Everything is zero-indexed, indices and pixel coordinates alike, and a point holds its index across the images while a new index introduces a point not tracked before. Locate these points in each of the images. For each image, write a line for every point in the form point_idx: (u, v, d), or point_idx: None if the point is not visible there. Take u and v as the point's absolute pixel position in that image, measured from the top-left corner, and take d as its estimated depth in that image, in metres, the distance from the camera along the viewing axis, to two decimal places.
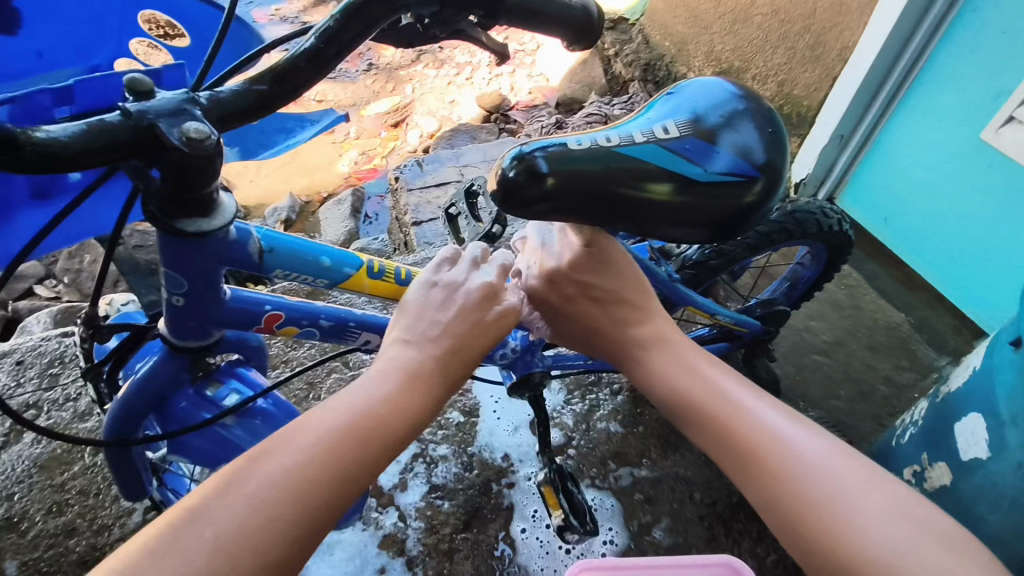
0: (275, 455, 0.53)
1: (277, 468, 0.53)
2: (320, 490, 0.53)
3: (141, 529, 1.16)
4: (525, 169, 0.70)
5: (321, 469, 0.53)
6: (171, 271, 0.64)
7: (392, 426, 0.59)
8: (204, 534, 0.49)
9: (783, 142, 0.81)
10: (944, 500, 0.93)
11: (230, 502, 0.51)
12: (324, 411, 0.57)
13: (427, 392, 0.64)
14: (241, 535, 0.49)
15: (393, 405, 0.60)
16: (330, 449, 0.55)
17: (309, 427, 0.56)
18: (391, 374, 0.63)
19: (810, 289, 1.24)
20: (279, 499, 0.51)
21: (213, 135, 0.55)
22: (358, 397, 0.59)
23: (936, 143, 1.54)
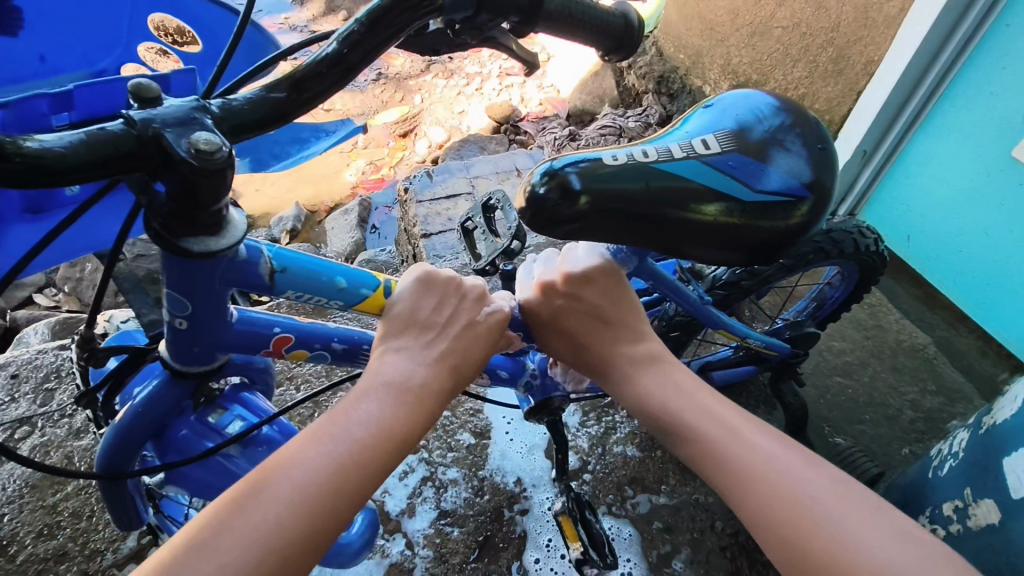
0: (262, 498, 0.52)
1: (264, 512, 0.51)
2: (308, 534, 0.52)
3: (134, 555, 1.10)
4: (558, 186, 0.65)
5: (308, 512, 0.52)
6: (174, 293, 0.59)
7: (379, 459, 0.58)
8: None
9: (831, 159, 0.76)
10: (992, 540, 0.87)
11: (214, 551, 0.49)
12: (308, 446, 0.55)
13: (414, 413, 0.62)
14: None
15: (379, 437, 0.58)
16: (316, 490, 0.53)
17: (294, 465, 0.54)
18: (378, 402, 0.61)
19: (838, 310, 1.19)
20: (267, 547, 0.50)
21: (225, 147, 0.50)
22: (343, 429, 0.57)
23: (963, 161, 1.50)
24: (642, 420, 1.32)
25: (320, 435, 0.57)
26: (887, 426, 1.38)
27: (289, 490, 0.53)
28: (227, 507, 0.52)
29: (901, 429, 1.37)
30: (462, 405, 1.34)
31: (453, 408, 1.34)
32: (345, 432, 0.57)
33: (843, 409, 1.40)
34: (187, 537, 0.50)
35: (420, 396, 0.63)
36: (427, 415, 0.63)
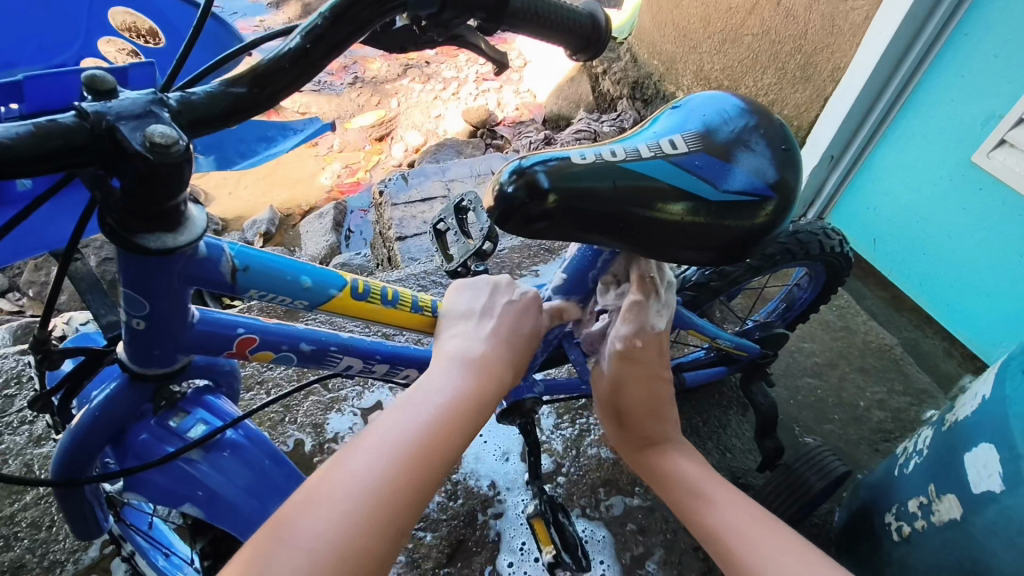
0: (320, 506, 0.52)
1: (328, 515, 0.51)
2: (373, 540, 0.51)
3: (96, 566, 1.07)
4: (526, 183, 0.66)
5: (373, 518, 0.52)
6: (131, 292, 0.58)
7: (434, 456, 0.57)
8: (300, 543, 0.50)
9: (796, 160, 0.77)
10: (955, 536, 0.89)
11: (316, 519, 0.51)
12: (361, 452, 0.55)
13: (457, 403, 0.61)
14: (335, 539, 0.50)
15: (432, 434, 0.58)
16: (376, 495, 0.53)
17: (349, 473, 0.54)
18: (426, 403, 0.60)
19: (806, 311, 1.21)
20: (332, 554, 0.50)
21: (181, 140, 0.49)
22: (394, 430, 0.57)
23: (928, 166, 1.53)
24: None
25: (374, 437, 0.56)
26: (855, 425, 1.40)
27: (348, 496, 0.52)
28: (288, 516, 0.52)
29: (868, 428, 1.40)
30: None
31: None
32: (413, 414, 0.59)
33: (812, 409, 1.42)
34: (253, 552, 0.50)
35: (480, 373, 0.65)
36: (476, 410, 0.62)
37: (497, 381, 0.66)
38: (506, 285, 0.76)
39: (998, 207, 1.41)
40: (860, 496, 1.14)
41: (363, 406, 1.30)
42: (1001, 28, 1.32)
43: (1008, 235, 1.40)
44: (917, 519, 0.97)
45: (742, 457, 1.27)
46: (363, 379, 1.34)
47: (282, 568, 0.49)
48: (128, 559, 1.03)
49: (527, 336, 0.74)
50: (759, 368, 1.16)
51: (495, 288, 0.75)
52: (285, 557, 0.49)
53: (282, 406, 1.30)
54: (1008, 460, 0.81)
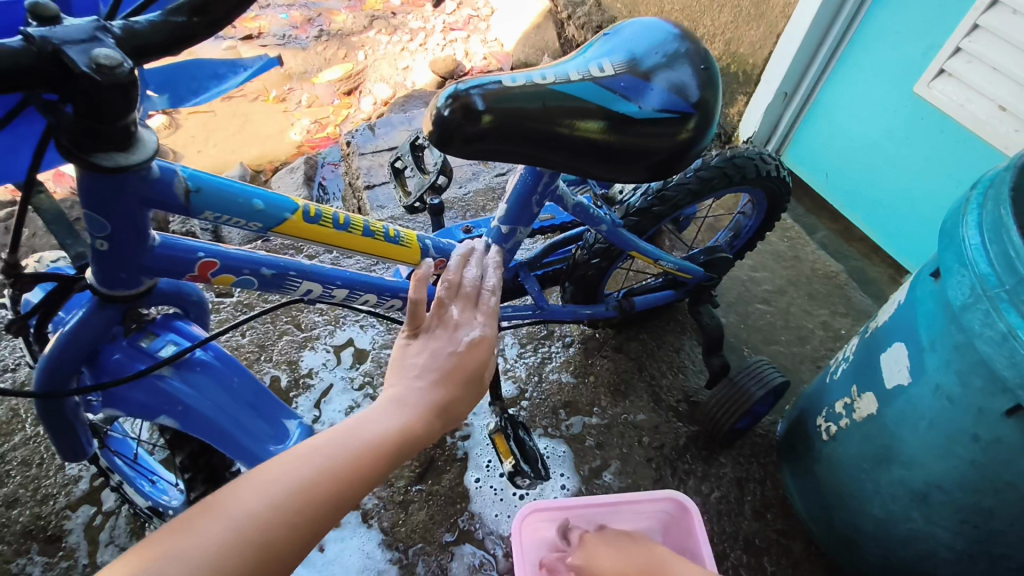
0: (252, 489, 0.53)
1: (258, 503, 0.52)
2: (292, 534, 0.52)
3: (87, 497, 1.14)
4: (461, 106, 0.71)
5: (295, 516, 0.53)
6: (90, 212, 0.62)
7: (366, 474, 0.58)
8: (223, 526, 0.51)
9: (715, 78, 0.82)
10: (872, 428, 0.98)
11: (241, 504, 0.52)
12: (305, 456, 0.56)
13: (406, 428, 0.62)
14: (252, 528, 0.51)
15: (372, 456, 0.59)
16: (303, 494, 0.54)
17: (288, 469, 0.55)
18: (379, 421, 0.61)
19: (752, 238, 1.29)
20: (245, 542, 0.51)
21: (126, 63, 0.53)
22: (340, 444, 0.58)
23: (873, 98, 1.59)
24: (576, 349, 1.40)
25: (322, 444, 0.57)
26: (800, 345, 1.49)
27: (280, 490, 0.53)
28: (224, 495, 0.53)
29: (813, 347, 1.49)
30: None
31: None
32: (363, 429, 0.60)
33: (761, 332, 1.51)
34: (183, 522, 0.51)
35: (434, 406, 0.66)
36: (412, 446, 0.63)
37: (457, 408, 0.69)
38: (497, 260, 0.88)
39: (936, 135, 1.47)
40: (797, 405, 1.23)
41: (335, 343, 1.36)
42: None
43: (945, 163, 1.47)
44: (842, 418, 1.06)
45: (693, 377, 1.36)
46: (333, 318, 1.40)
47: (209, 539, 0.50)
48: (116, 487, 1.10)
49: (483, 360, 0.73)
50: (705, 290, 1.23)
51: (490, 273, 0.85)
52: (210, 529, 0.50)
53: (256, 345, 1.35)
54: (915, 354, 0.90)
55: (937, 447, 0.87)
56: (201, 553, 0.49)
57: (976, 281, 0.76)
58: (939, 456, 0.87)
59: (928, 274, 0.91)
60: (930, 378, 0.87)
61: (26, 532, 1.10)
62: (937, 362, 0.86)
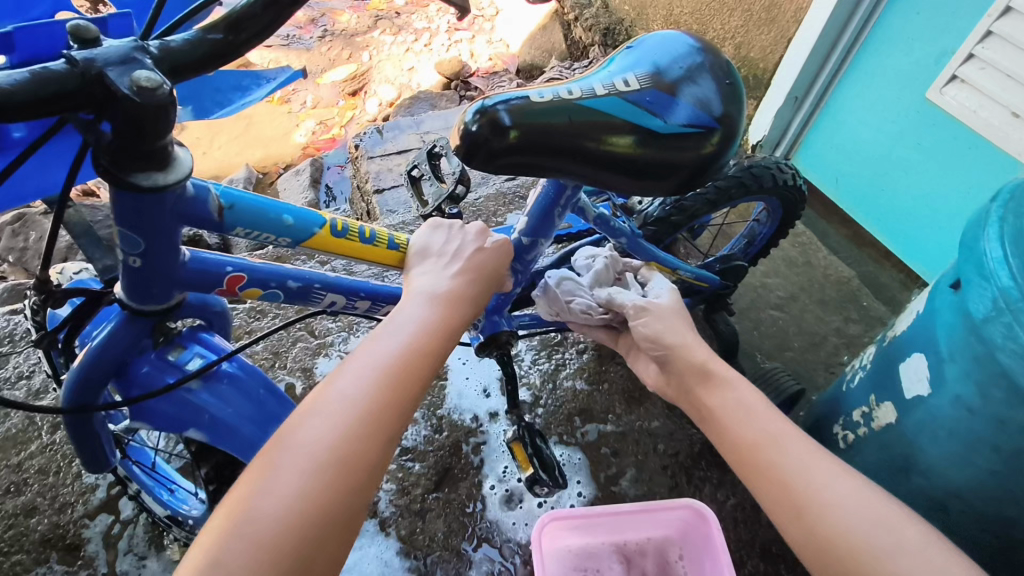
0: (314, 417, 0.57)
1: (322, 427, 0.57)
2: (366, 446, 0.57)
3: (105, 506, 1.14)
4: (489, 122, 0.71)
5: (361, 429, 0.57)
6: (125, 230, 0.62)
7: (409, 378, 0.62)
8: (298, 449, 0.56)
9: (739, 93, 0.82)
10: (890, 438, 0.98)
11: (310, 433, 0.57)
12: (349, 374, 0.60)
13: (426, 334, 0.66)
14: (331, 445, 0.56)
15: (412, 357, 0.63)
16: (364, 409, 0.58)
17: (339, 390, 0.59)
18: (399, 332, 0.65)
19: (766, 246, 1.29)
20: (324, 459, 0.56)
21: (165, 84, 0.53)
22: (378, 354, 0.62)
23: (884, 103, 1.59)
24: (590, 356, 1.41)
25: (360, 360, 0.61)
26: (812, 351, 1.50)
27: (339, 412, 0.58)
28: (289, 429, 0.57)
29: (825, 354, 1.50)
30: None
31: None
32: (394, 335, 0.65)
33: (774, 338, 1.52)
34: (261, 463, 0.56)
35: (452, 299, 0.73)
36: (445, 337, 0.68)
37: (460, 313, 0.73)
38: (478, 231, 0.84)
39: (948, 140, 1.47)
40: (812, 412, 1.24)
41: (349, 350, 1.36)
42: None
43: (956, 168, 1.48)
44: (859, 427, 1.07)
45: None
46: (347, 324, 1.40)
47: (291, 469, 0.55)
48: (135, 496, 1.10)
49: (494, 269, 0.82)
50: (721, 299, 1.24)
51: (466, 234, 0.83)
52: (287, 458, 0.55)
53: (271, 352, 1.36)
54: (935, 365, 0.89)
55: (957, 457, 0.87)
56: (290, 478, 0.54)
57: (997, 295, 0.76)
58: (960, 468, 0.88)
59: (947, 284, 0.91)
60: (948, 390, 0.86)
61: (45, 541, 1.10)
62: (957, 372, 0.85)
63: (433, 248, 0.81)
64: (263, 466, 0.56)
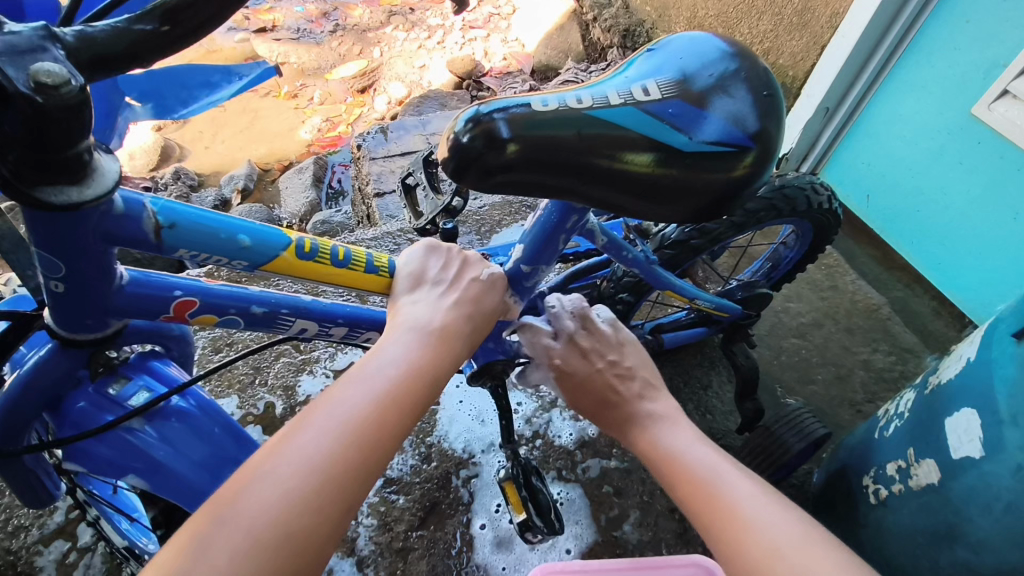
0: (261, 480, 0.46)
1: (270, 493, 0.45)
2: (322, 520, 0.46)
3: (60, 532, 1.05)
4: (482, 133, 0.61)
5: (320, 500, 0.46)
6: (43, 253, 0.53)
7: (384, 434, 0.51)
8: (240, 523, 0.44)
9: (779, 108, 0.71)
10: (931, 501, 0.86)
11: (255, 500, 0.45)
12: (309, 425, 0.49)
13: (409, 378, 0.55)
14: (282, 516, 0.45)
15: (387, 406, 0.52)
16: (325, 473, 0.47)
17: (295, 447, 0.47)
18: (378, 375, 0.54)
19: (791, 270, 1.17)
20: (270, 536, 0.44)
21: (74, 80, 0.43)
22: (347, 404, 0.50)
23: (924, 117, 1.46)
24: None
25: (324, 409, 0.50)
26: (838, 386, 1.38)
27: (295, 474, 0.46)
28: (229, 492, 0.46)
29: (852, 389, 1.38)
30: None
31: None
32: (371, 377, 0.53)
33: (796, 370, 1.41)
34: (188, 535, 0.44)
35: (444, 334, 0.61)
36: (431, 381, 0.56)
37: (454, 354, 0.61)
38: (478, 260, 0.74)
39: (996, 161, 1.34)
40: (839, 457, 1.12)
41: (335, 368, 1.27)
42: None
43: (1005, 190, 1.34)
44: (895, 483, 0.95)
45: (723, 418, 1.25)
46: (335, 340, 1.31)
47: (225, 547, 0.43)
48: (90, 525, 1.01)
49: (487, 306, 0.70)
50: (741, 329, 1.13)
51: (464, 262, 0.73)
52: (222, 536, 0.43)
53: (251, 368, 1.26)
54: (990, 426, 0.77)
55: (1012, 534, 0.75)
56: (226, 559, 0.42)
57: None
58: (1013, 545, 0.76)
59: (1008, 333, 0.79)
60: (1008, 457, 0.74)
61: None
62: (1019, 440, 0.73)
63: (428, 273, 0.70)
64: (191, 540, 0.44)
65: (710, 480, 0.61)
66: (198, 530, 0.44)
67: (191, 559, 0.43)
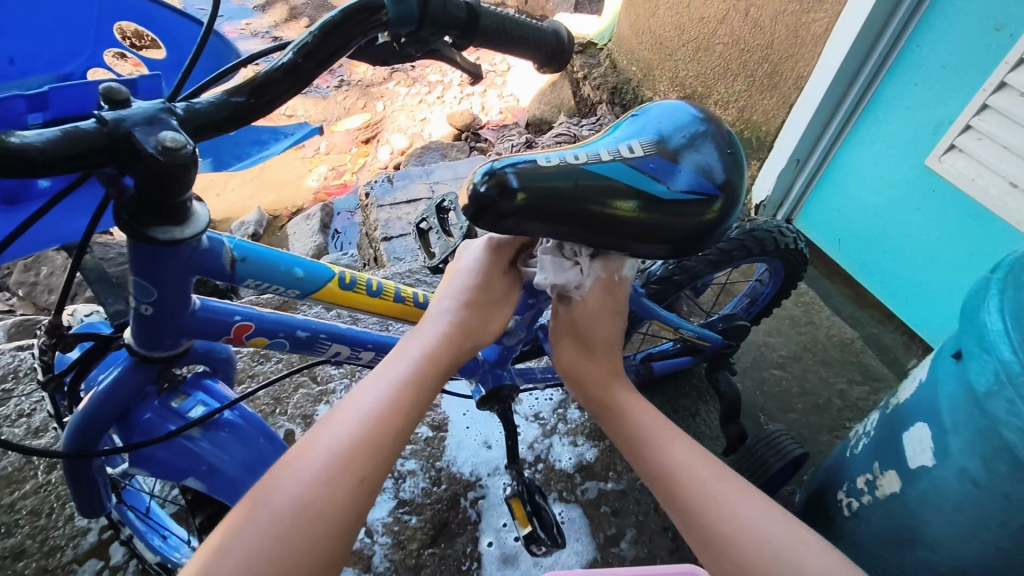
0: (294, 470, 0.62)
1: (298, 478, 0.61)
2: (337, 494, 0.61)
3: (95, 551, 1.12)
4: (497, 184, 0.74)
5: (334, 479, 0.61)
6: (140, 280, 0.64)
7: (387, 425, 0.66)
8: (278, 498, 0.60)
9: (741, 163, 0.85)
10: (895, 508, 0.96)
11: (287, 484, 0.61)
12: (328, 426, 0.65)
13: (407, 382, 0.71)
14: (307, 492, 0.60)
15: (388, 405, 0.68)
16: (339, 460, 0.63)
17: (318, 442, 0.64)
18: (382, 382, 0.70)
19: (768, 305, 1.29)
20: (300, 507, 0.59)
21: (188, 145, 0.55)
22: (359, 406, 0.66)
23: (883, 169, 1.62)
24: None
25: (341, 412, 0.66)
26: (817, 414, 1.49)
27: (317, 461, 0.62)
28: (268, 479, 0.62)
29: (829, 416, 1.49)
30: None
31: None
32: (377, 385, 0.69)
33: (777, 399, 1.51)
34: (242, 512, 0.60)
35: (440, 342, 0.77)
36: (425, 382, 0.72)
37: (449, 358, 0.76)
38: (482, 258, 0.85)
39: (950, 207, 1.48)
40: (817, 478, 1.21)
41: None
42: (950, 40, 1.40)
43: (960, 234, 1.48)
44: (863, 494, 1.04)
45: (710, 443, 1.35)
46: (350, 371, 1.41)
47: (266, 518, 0.59)
48: (124, 543, 1.08)
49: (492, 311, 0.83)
50: (724, 358, 1.24)
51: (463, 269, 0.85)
52: (262, 513, 0.59)
53: (272, 398, 1.36)
54: (937, 436, 0.89)
55: (963, 533, 0.86)
56: (261, 526, 0.58)
57: (999, 368, 0.76)
58: (965, 541, 0.86)
59: (948, 354, 0.91)
60: (952, 461, 0.85)
61: None
62: (961, 446, 0.84)
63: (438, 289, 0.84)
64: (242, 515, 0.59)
65: (690, 476, 0.75)
66: (249, 510, 0.59)
67: (242, 528, 0.58)
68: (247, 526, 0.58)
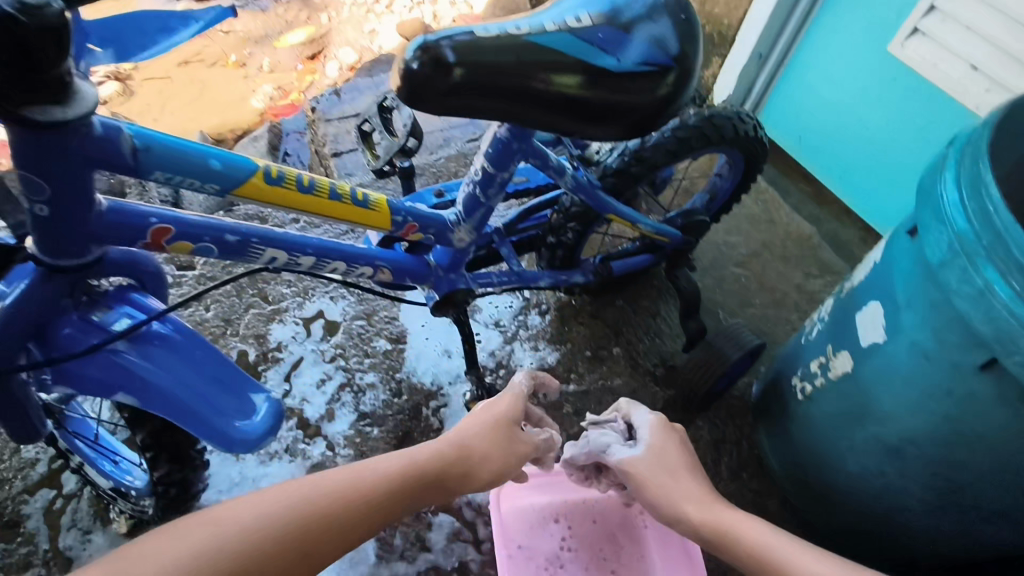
0: (280, 496, 0.64)
1: (280, 502, 0.64)
2: (307, 533, 0.63)
3: (47, 481, 1.09)
4: (431, 58, 0.67)
5: (314, 519, 0.64)
6: (26, 174, 0.57)
7: (386, 497, 0.72)
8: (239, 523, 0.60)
9: (696, 31, 0.79)
10: (847, 387, 0.98)
11: (265, 502, 0.63)
12: (333, 474, 0.70)
13: (431, 460, 0.79)
14: (268, 530, 0.61)
15: (397, 474, 0.74)
16: (330, 502, 0.67)
17: (316, 482, 0.68)
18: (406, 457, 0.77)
19: (728, 201, 1.27)
20: (267, 534, 0.61)
21: (56, 4, 0.49)
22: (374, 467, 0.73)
23: (846, 62, 1.56)
24: (552, 318, 1.38)
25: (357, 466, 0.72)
26: (774, 308, 1.52)
27: (306, 496, 0.65)
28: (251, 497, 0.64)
29: (786, 311, 1.52)
30: (377, 313, 1.34)
31: (368, 316, 1.33)
32: (400, 459, 0.77)
33: (735, 295, 1.53)
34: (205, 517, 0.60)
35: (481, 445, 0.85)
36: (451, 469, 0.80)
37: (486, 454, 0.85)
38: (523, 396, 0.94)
39: (913, 96, 1.45)
40: (774, 368, 1.22)
41: (304, 315, 1.32)
42: None
43: (921, 125, 1.46)
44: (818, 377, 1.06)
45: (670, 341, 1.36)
46: (302, 289, 1.35)
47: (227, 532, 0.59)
48: (76, 471, 1.05)
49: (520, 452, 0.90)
50: (682, 254, 1.22)
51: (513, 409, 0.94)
52: (228, 520, 0.60)
53: (222, 319, 1.30)
54: (890, 313, 0.89)
55: (911, 405, 0.87)
56: (214, 538, 0.58)
57: (953, 238, 0.75)
58: (911, 412, 0.88)
59: (904, 231, 0.90)
60: (903, 336, 0.86)
61: None
62: (913, 320, 0.85)
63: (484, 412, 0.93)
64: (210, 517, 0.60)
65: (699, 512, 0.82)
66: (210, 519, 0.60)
67: (189, 529, 0.59)
68: (192, 530, 0.59)
